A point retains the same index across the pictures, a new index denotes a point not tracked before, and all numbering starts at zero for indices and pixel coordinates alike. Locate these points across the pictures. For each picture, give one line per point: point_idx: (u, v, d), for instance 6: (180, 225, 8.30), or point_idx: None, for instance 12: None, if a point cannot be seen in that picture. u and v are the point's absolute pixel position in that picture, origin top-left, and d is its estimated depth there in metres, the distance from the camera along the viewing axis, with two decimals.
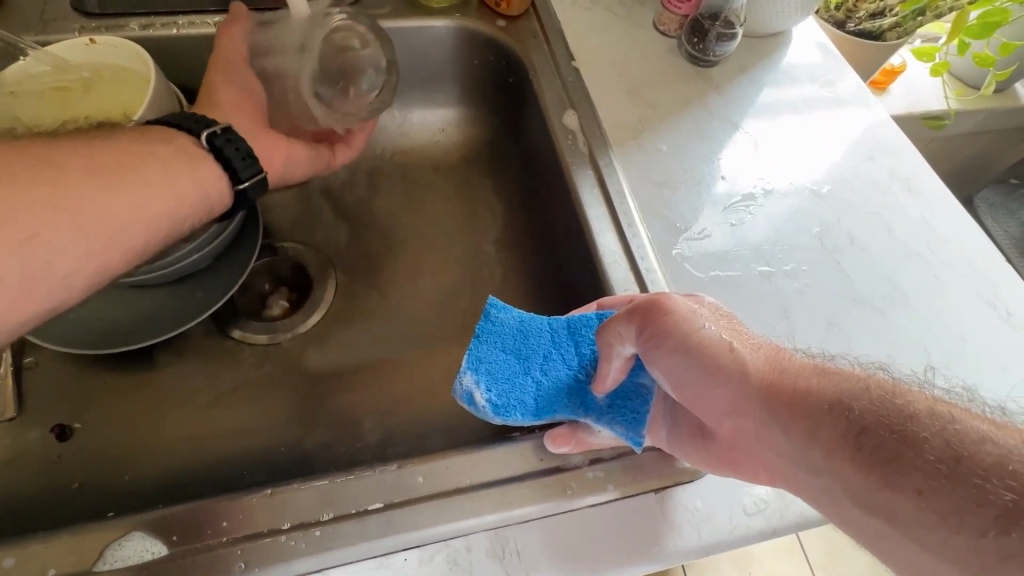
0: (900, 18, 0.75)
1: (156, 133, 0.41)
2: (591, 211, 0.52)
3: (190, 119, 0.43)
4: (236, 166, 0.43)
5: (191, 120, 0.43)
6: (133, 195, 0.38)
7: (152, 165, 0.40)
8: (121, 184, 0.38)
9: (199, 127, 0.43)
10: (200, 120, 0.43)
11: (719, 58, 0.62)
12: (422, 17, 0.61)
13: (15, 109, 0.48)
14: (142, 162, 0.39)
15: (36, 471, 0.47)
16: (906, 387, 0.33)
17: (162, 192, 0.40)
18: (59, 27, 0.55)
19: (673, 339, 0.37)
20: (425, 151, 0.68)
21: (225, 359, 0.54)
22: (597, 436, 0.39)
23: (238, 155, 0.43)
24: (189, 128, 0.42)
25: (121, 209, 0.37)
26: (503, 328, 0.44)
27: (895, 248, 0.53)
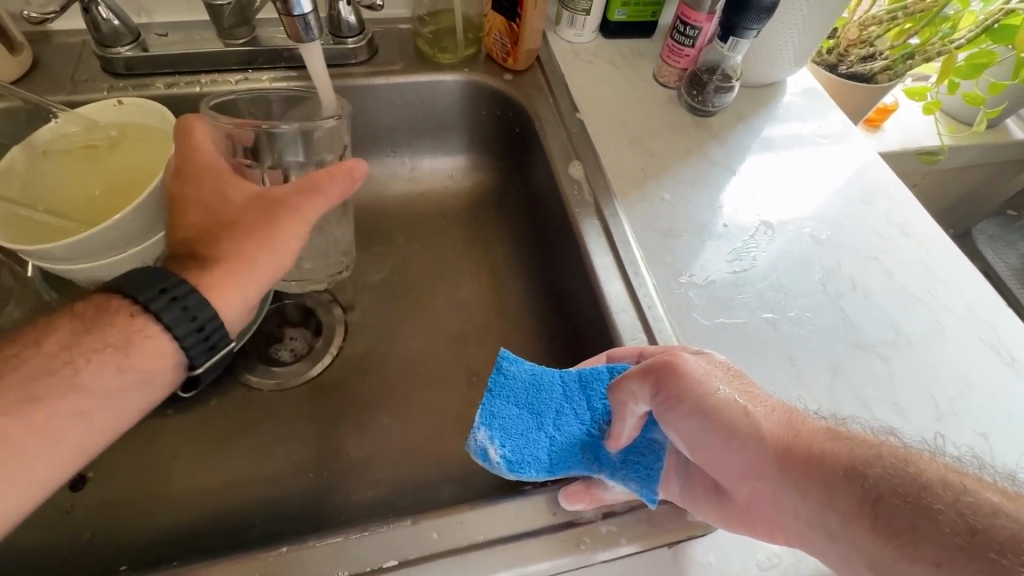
0: (890, 61, 0.77)
1: (143, 344, 0.37)
2: (598, 260, 0.53)
3: (153, 288, 0.38)
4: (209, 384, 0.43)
5: (154, 291, 0.38)
6: (85, 443, 0.36)
7: (112, 400, 0.37)
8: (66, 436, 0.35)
9: (197, 348, 0.39)
10: (198, 332, 0.39)
11: (718, 108, 0.65)
12: (433, 72, 0.64)
13: (48, 172, 0.51)
14: (100, 403, 0.36)
15: (48, 523, 0.47)
16: (918, 453, 0.33)
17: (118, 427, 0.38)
18: (89, 86, 0.58)
19: (688, 402, 0.37)
20: (434, 198, 0.70)
21: (239, 407, 0.55)
22: (611, 492, 0.40)
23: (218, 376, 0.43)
24: (188, 349, 0.39)
25: (60, 468, 0.35)
26: (515, 380, 0.45)
27: (897, 293, 0.54)
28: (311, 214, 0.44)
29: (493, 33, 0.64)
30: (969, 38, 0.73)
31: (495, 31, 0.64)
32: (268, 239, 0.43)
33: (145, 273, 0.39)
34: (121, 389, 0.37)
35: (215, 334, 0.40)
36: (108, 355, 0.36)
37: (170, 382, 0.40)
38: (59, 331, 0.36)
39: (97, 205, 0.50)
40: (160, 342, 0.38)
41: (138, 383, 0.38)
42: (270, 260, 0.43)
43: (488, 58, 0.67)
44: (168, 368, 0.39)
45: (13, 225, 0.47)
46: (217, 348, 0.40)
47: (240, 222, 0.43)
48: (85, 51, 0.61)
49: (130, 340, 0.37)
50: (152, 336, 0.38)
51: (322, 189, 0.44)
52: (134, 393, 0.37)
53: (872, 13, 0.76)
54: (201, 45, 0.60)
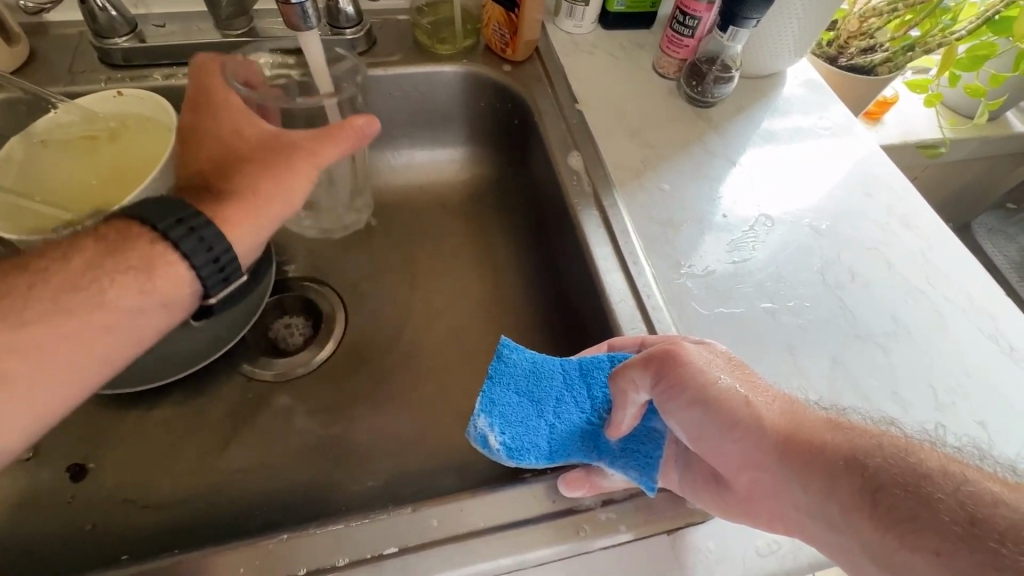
0: (890, 53, 0.76)
1: (164, 270, 0.39)
2: (597, 250, 0.53)
3: (171, 219, 0.39)
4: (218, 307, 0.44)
5: (172, 221, 0.39)
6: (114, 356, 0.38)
7: (133, 320, 0.38)
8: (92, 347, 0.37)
9: (209, 270, 0.41)
10: (214, 262, 0.40)
11: (718, 99, 0.65)
12: (432, 63, 0.64)
13: (44, 160, 0.51)
14: (124, 318, 0.38)
15: (50, 513, 0.48)
16: (919, 443, 0.33)
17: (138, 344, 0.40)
18: (86, 78, 0.58)
19: (690, 391, 0.38)
20: (432, 189, 0.70)
21: (238, 398, 0.55)
22: (610, 479, 0.40)
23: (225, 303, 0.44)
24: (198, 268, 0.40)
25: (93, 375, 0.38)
26: (515, 368, 0.45)
27: (896, 283, 0.54)
28: (324, 159, 0.46)
29: (492, 23, 0.64)
30: (969, 30, 0.72)
31: (493, 22, 0.63)
32: (283, 177, 0.45)
33: (166, 203, 0.40)
34: (142, 310, 0.39)
35: (224, 254, 0.41)
36: (131, 278, 0.38)
37: (183, 308, 0.41)
38: (84, 253, 0.38)
39: (93, 194, 0.49)
40: (172, 260, 0.39)
41: (157, 307, 0.39)
42: (281, 200, 0.45)
43: (486, 49, 0.66)
44: (186, 294, 0.40)
45: (9, 214, 0.47)
46: (231, 280, 0.42)
47: (255, 157, 0.45)
48: (82, 42, 0.61)
49: (151, 264, 0.39)
50: (172, 263, 0.39)
51: (339, 139, 0.46)
52: (154, 315, 0.39)
53: (873, 5, 0.75)
54: (199, 36, 0.60)
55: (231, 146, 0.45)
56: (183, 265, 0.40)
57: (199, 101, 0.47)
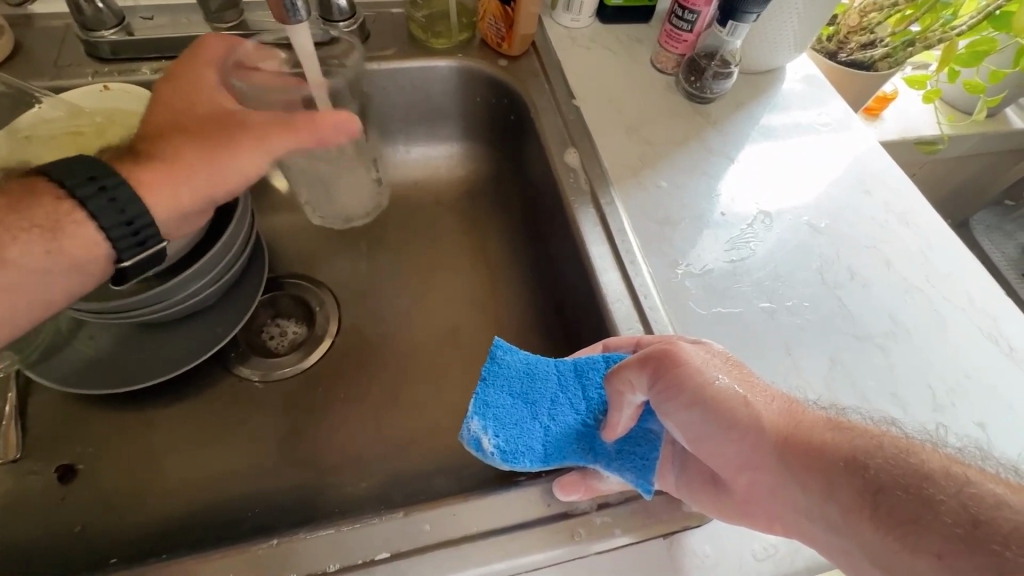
0: (890, 49, 0.76)
1: (72, 229, 0.39)
2: (593, 248, 0.53)
3: (82, 176, 0.39)
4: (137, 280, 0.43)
5: (83, 178, 0.39)
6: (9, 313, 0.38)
7: (40, 279, 0.38)
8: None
9: (121, 232, 0.40)
10: (126, 224, 0.40)
11: (716, 94, 0.64)
12: (426, 57, 0.63)
13: (27, 155, 0.48)
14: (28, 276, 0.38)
15: (37, 516, 0.47)
16: (920, 444, 0.33)
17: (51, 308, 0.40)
18: (73, 72, 0.57)
19: (687, 391, 0.37)
20: (427, 185, 0.70)
21: (229, 399, 0.54)
22: (606, 482, 0.39)
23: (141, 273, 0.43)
24: (110, 231, 0.40)
25: None
26: (510, 369, 0.45)
27: (895, 282, 0.54)
28: (274, 145, 0.45)
29: (488, 17, 0.62)
30: (969, 24, 0.71)
31: (489, 15, 0.62)
32: (218, 154, 0.44)
33: (77, 163, 0.39)
34: (49, 271, 0.38)
35: (138, 220, 0.40)
36: (36, 236, 0.38)
37: (98, 275, 0.41)
38: None
39: None
40: (82, 222, 0.39)
41: (65, 268, 0.39)
42: (211, 173, 0.44)
43: (482, 43, 0.65)
44: (98, 257, 0.40)
45: None
46: (147, 247, 0.41)
47: (202, 133, 0.44)
48: (68, 35, 0.59)
49: (58, 223, 0.38)
50: (81, 224, 0.39)
51: (298, 129, 0.45)
52: (62, 277, 0.39)
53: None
54: (189, 30, 0.59)
55: (184, 121, 0.45)
56: (92, 223, 0.39)
57: (175, 74, 0.48)
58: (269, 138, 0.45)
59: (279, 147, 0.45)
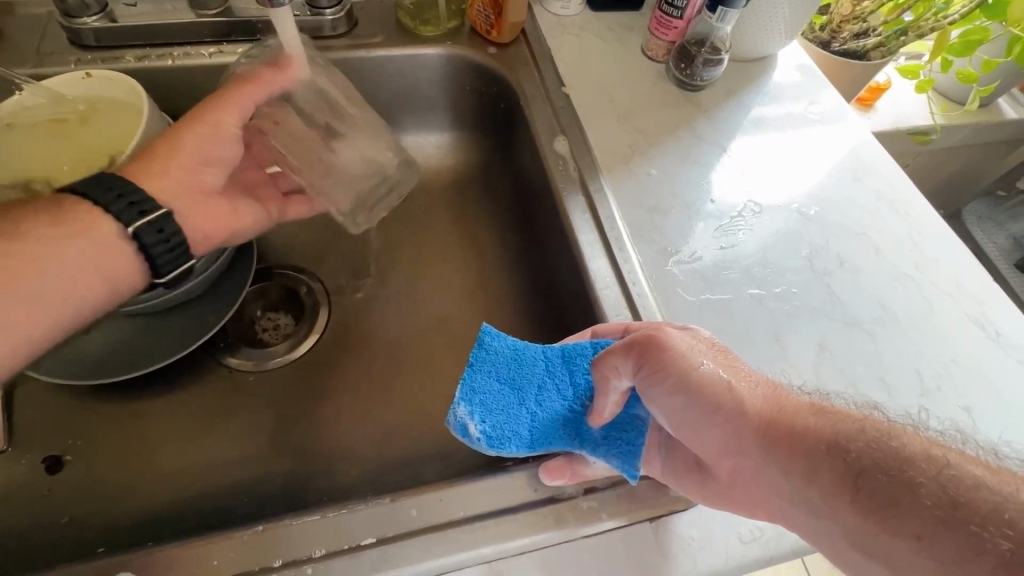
0: (883, 38, 0.75)
1: (86, 220, 0.40)
2: (582, 236, 0.52)
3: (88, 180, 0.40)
4: (160, 262, 0.42)
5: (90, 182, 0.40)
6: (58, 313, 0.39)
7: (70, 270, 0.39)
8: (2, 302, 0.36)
9: (129, 215, 0.41)
10: (129, 205, 0.41)
11: (707, 82, 0.64)
12: (414, 45, 0.62)
13: (14, 145, 0.49)
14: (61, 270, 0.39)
15: (25, 506, 0.46)
16: (902, 427, 0.33)
17: (93, 292, 0.40)
18: (55, 59, 0.56)
19: (672, 377, 0.37)
20: (417, 175, 0.69)
21: (217, 389, 0.54)
22: (592, 468, 0.39)
23: (163, 248, 0.42)
24: (115, 211, 0.40)
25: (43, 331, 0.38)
26: (497, 356, 0.44)
27: (884, 269, 0.54)
28: (239, 102, 0.46)
29: (477, 4, 0.62)
30: (962, 13, 0.70)
31: (478, 3, 0.62)
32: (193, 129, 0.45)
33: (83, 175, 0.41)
34: (74, 258, 0.39)
35: (143, 199, 0.41)
36: (50, 229, 0.39)
37: (126, 258, 0.41)
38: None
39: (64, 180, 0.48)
40: (92, 212, 0.40)
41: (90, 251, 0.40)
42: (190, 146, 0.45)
43: (472, 31, 0.65)
44: (110, 235, 0.40)
45: None
46: (149, 212, 0.41)
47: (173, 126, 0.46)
48: (51, 22, 0.59)
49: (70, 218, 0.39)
50: (91, 215, 0.40)
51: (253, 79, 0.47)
52: (87, 259, 0.40)
53: None
54: (173, 16, 0.58)
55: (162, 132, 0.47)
56: (104, 212, 0.40)
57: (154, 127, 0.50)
58: (234, 98, 0.46)
59: (245, 103, 0.47)
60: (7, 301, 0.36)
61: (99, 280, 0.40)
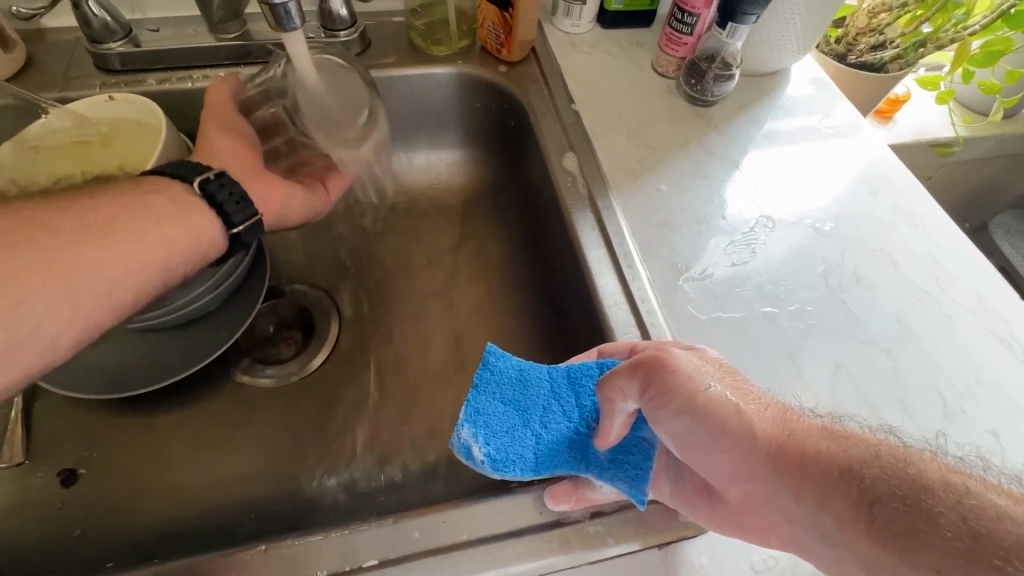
0: (901, 50, 0.74)
1: (160, 184, 0.43)
2: (591, 253, 0.52)
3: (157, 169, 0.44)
4: (231, 211, 0.44)
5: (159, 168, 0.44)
6: (145, 259, 0.40)
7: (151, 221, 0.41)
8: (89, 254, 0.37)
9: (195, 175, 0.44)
10: (196, 169, 0.44)
11: (717, 98, 0.63)
12: (425, 64, 0.63)
13: (38, 165, 0.50)
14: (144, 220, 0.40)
15: (40, 519, 0.47)
16: (918, 453, 0.32)
17: (175, 239, 0.42)
18: (81, 83, 0.58)
19: (679, 399, 0.36)
20: (428, 191, 0.70)
21: (227, 405, 0.54)
22: (598, 492, 0.38)
23: (232, 197, 0.44)
24: (185, 176, 0.43)
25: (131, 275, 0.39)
26: (502, 376, 0.44)
27: (903, 286, 0.52)
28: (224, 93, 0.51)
29: (487, 24, 0.63)
30: (983, 24, 0.70)
31: (488, 22, 0.62)
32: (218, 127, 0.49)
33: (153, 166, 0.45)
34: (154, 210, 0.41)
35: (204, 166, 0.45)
36: (130, 191, 0.41)
37: (199, 210, 0.43)
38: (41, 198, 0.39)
39: None
40: (162, 179, 0.43)
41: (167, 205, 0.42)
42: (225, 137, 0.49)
43: (483, 50, 0.66)
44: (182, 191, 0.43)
45: None
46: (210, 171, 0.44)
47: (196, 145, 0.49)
48: (79, 48, 0.61)
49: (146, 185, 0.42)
50: (163, 181, 0.43)
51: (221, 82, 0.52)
52: (167, 209, 0.42)
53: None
54: (193, 41, 0.60)
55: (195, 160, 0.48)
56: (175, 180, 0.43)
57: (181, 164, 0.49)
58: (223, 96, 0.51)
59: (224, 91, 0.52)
60: (101, 244, 0.38)
61: (179, 229, 0.42)
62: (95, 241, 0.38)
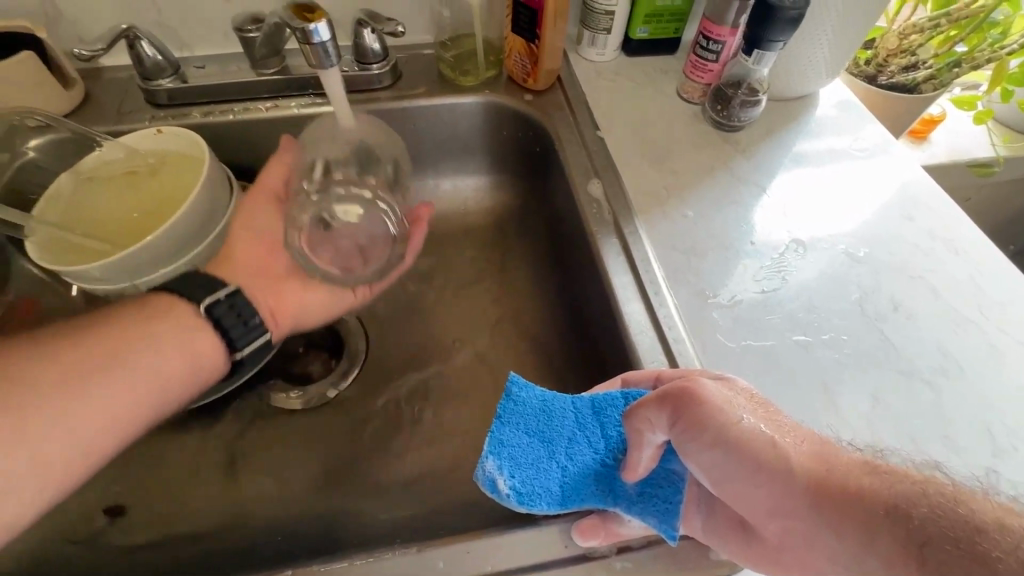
0: (934, 70, 0.73)
1: (166, 308, 0.44)
2: (617, 279, 0.52)
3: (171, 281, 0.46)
4: (235, 334, 0.46)
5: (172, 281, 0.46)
6: (147, 389, 0.41)
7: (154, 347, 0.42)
8: (91, 387, 0.39)
9: (202, 294, 0.45)
10: (204, 287, 0.46)
11: (745, 123, 0.63)
12: (454, 94, 0.65)
13: (92, 196, 0.53)
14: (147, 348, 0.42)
15: (77, 535, 0.49)
16: (970, 492, 0.30)
17: (176, 369, 0.43)
18: (132, 117, 0.62)
19: (710, 433, 0.35)
20: (454, 216, 0.71)
21: (258, 427, 0.55)
22: (627, 527, 0.38)
23: (236, 320, 0.46)
24: (191, 296, 0.45)
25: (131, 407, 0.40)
26: (526, 407, 0.44)
27: (944, 313, 0.50)
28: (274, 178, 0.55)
29: (514, 54, 0.64)
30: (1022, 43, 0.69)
31: (515, 53, 0.64)
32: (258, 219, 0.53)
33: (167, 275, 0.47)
34: (157, 337, 0.42)
35: (213, 283, 0.46)
36: (137, 317, 0.43)
37: (200, 336, 0.44)
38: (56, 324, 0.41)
39: (130, 227, 0.52)
40: (169, 299, 0.45)
41: (171, 330, 0.43)
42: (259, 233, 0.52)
43: (509, 79, 0.67)
44: (187, 315, 0.44)
45: (56, 248, 0.50)
46: (217, 290, 0.46)
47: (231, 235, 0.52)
48: (131, 84, 0.65)
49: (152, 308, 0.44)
50: (169, 302, 0.44)
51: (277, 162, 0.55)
52: (171, 337, 0.43)
53: (914, 21, 0.73)
54: (236, 76, 0.63)
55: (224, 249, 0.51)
56: (182, 300, 0.45)
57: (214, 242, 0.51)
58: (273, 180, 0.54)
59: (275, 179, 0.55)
60: (104, 380, 0.39)
61: (181, 358, 0.43)
62: (97, 376, 0.39)
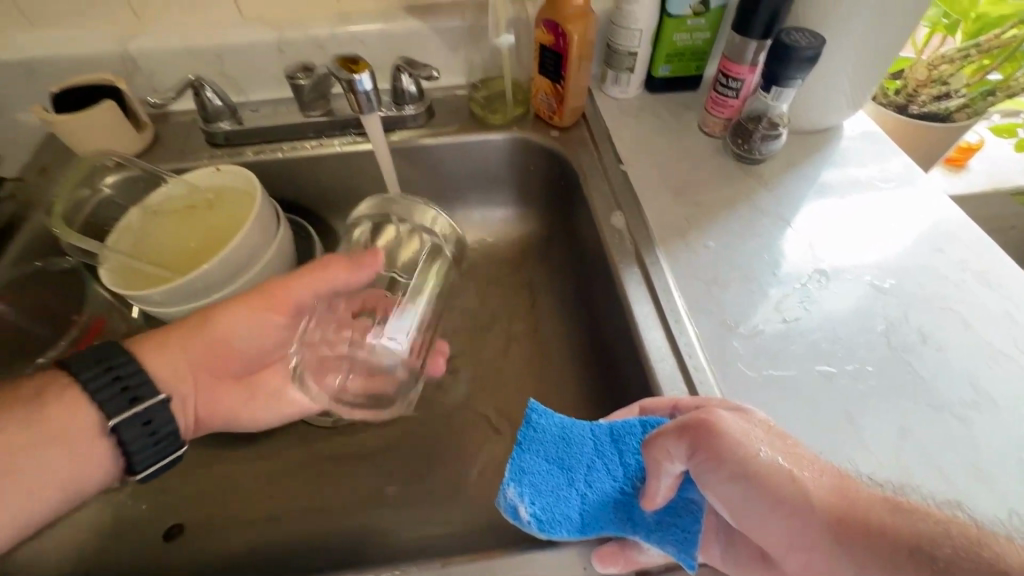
0: (968, 99, 0.73)
1: (67, 414, 0.42)
2: (637, 308, 0.53)
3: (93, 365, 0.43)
4: (138, 457, 0.44)
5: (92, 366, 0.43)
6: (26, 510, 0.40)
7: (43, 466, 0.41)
8: None
9: (117, 403, 0.43)
10: (122, 393, 0.43)
11: (766, 156, 0.64)
12: (483, 132, 0.69)
13: (156, 228, 0.59)
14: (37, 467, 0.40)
15: (124, 539, 0.52)
16: (993, 534, 0.31)
17: (58, 490, 0.41)
18: (193, 156, 0.69)
19: (729, 464, 0.36)
20: (482, 246, 0.74)
21: (292, 443, 0.58)
22: (647, 554, 0.39)
23: (143, 444, 0.44)
24: (106, 402, 0.42)
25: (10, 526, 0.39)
26: (545, 434, 0.45)
27: (975, 346, 0.49)
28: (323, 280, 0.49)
29: (540, 94, 0.68)
30: None
31: (541, 93, 0.68)
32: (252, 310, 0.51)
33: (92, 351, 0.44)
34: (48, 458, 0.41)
35: (135, 387, 0.44)
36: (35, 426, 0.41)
37: (95, 458, 0.42)
38: None
39: (189, 257, 0.57)
40: (77, 401, 0.42)
41: (63, 450, 0.41)
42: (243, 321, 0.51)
43: (536, 117, 0.71)
44: (89, 426, 0.42)
45: (124, 273, 0.56)
46: (134, 402, 0.43)
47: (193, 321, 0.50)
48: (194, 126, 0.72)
49: (50, 411, 0.41)
50: (75, 404, 0.42)
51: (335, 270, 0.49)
52: (62, 460, 0.41)
53: (942, 52, 0.73)
54: (286, 118, 0.69)
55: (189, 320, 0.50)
56: (91, 404, 0.42)
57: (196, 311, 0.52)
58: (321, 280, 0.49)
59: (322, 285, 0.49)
60: None
61: (62, 484, 0.41)
62: None
